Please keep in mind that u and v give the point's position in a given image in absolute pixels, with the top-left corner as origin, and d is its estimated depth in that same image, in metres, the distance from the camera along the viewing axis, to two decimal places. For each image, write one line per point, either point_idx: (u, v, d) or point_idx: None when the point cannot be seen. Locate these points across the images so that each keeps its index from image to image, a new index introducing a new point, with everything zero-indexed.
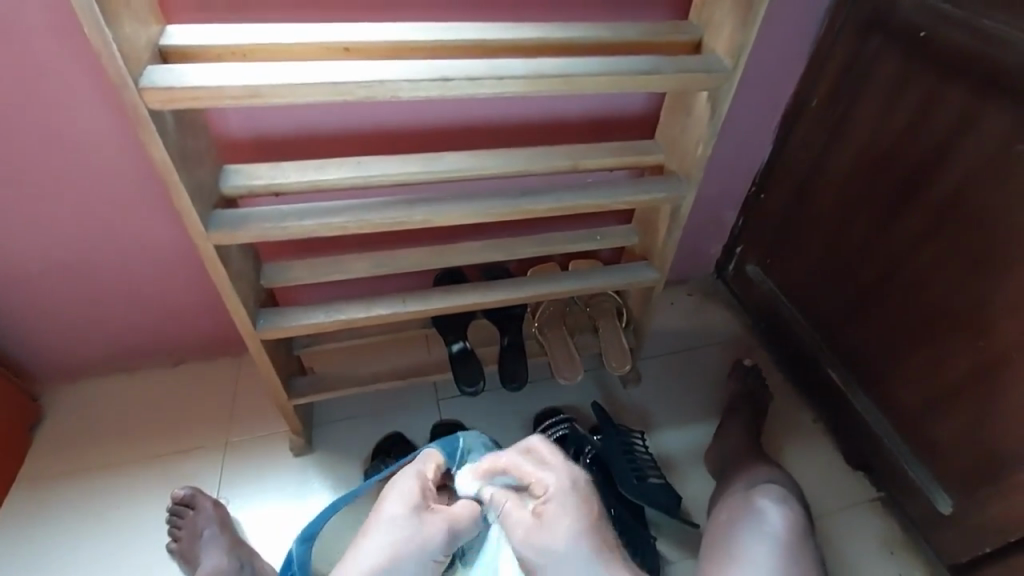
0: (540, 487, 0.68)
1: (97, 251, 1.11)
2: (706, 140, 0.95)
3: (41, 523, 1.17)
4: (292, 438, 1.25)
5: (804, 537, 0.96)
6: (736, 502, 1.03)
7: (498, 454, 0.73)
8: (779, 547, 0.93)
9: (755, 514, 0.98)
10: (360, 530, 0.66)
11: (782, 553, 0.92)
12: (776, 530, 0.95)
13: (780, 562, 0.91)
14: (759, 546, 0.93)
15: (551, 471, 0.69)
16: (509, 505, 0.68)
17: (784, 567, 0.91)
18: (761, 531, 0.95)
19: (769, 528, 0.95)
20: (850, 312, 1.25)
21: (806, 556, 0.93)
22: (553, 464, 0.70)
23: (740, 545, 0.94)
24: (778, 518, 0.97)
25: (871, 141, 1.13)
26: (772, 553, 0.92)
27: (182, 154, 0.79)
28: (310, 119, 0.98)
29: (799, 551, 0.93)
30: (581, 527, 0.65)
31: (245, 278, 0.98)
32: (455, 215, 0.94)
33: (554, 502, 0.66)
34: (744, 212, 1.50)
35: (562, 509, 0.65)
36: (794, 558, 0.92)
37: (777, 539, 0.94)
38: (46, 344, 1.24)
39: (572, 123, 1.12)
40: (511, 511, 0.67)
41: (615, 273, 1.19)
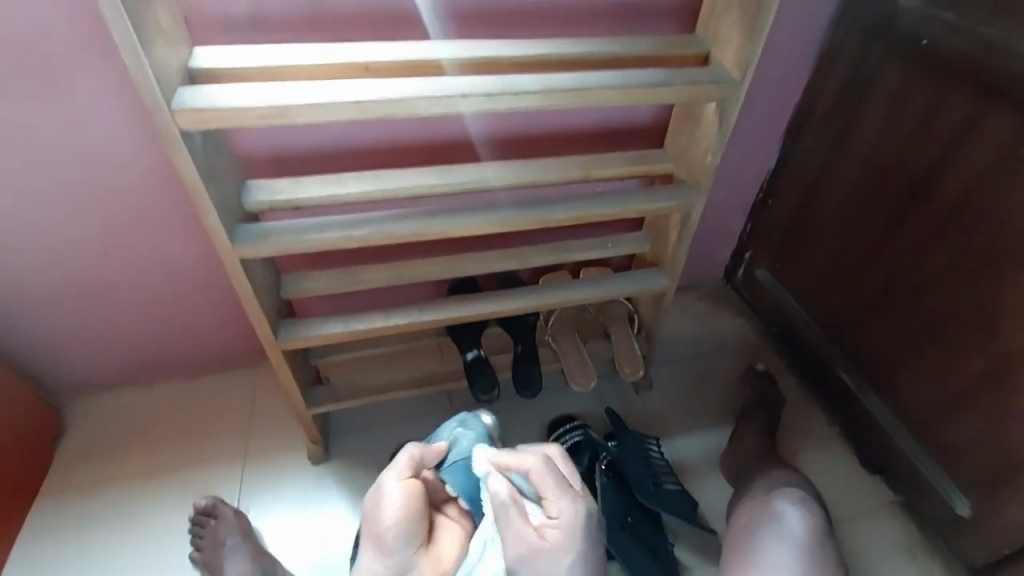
0: (556, 510, 0.77)
1: (121, 267, 1.15)
2: (715, 149, 0.97)
3: (66, 534, 1.19)
4: (310, 447, 1.27)
5: (825, 539, 0.96)
6: (755, 506, 1.03)
7: (519, 454, 0.81)
8: (802, 551, 0.93)
9: (775, 517, 0.98)
10: (372, 498, 0.87)
11: (805, 557, 0.93)
12: (797, 533, 0.95)
13: (804, 565, 0.92)
14: (781, 549, 0.94)
15: (570, 500, 0.78)
16: (517, 522, 0.76)
17: (808, 571, 0.91)
18: (782, 534, 0.95)
19: (789, 531, 0.96)
20: (859, 316, 1.26)
21: (828, 559, 0.94)
22: (570, 488, 0.79)
23: (762, 549, 0.94)
24: (799, 522, 0.97)
25: (876, 147, 1.14)
26: (795, 556, 0.93)
27: (209, 171, 0.82)
28: (328, 135, 1.01)
29: (821, 554, 0.94)
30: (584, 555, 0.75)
31: (266, 291, 1.00)
32: (471, 226, 0.96)
33: (560, 529, 0.76)
34: (752, 218, 1.51)
35: (571, 538, 0.75)
36: (818, 562, 0.93)
37: (798, 541, 0.95)
38: (72, 357, 1.27)
39: (582, 134, 1.14)
40: (516, 523, 0.76)
41: (627, 281, 1.21)
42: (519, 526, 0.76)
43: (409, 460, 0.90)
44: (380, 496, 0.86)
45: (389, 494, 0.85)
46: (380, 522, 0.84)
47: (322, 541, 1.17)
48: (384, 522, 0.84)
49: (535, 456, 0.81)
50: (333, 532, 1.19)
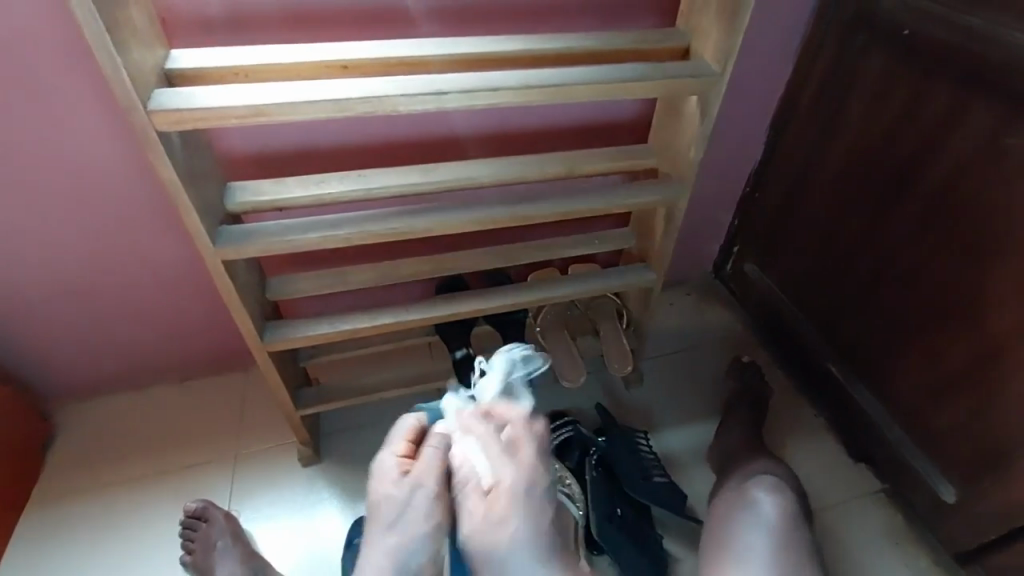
0: (493, 476, 0.64)
1: (105, 270, 1.14)
2: (697, 144, 0.97)
3: (53, 542, 1.18)
4: (300, 449, 1.26)
5: (799, 525, 0.97)
6: (730, 493, 1.04)
7: (509, 406, 0.70)
8: (773, 533, 0.94)
9: (748, 504, 0.99)
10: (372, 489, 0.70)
11: (776, 541, 0.94)
12: (767, 518, 0.96)
13: (774, 549, 0.92)
14: (753, 534, 0.95)
15: (511, 465, 0.64)
16: (470, 494, 0.65)
17: (777, 554, 0.92)
18: (755, 519, 0.97)
19: (761, 516, 0.97)
20: (846, 307, 1.27)
21: (804, 543, 0.95)
22: (522, 457, 0.65)
23: (734, 534, 0.96)
24: (771, 508, 0.98)
25: (859, 139, 1.15)
26: (765, 540, 0.93)
27: (189, 173, 0.81)
28: (310, 135, 1.01)
29: (792, 539, 0.94)
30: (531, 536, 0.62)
31: (251, 292, 1.00)
32: (455, 224, 0.96)
33: (504, 497, 0.63)
34: (739, 212, 1.52)
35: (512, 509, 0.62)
36: (788, 545, 0.93)
37: (770, 526, 0.95)
38: (57, 363, 1.26)
39: (565, 130, 1.14)
40: (470, 502, 0.65)
41: (614, 276, 1.21)
42: (471, 500, 0.65)
43: (432, 466, 0.67)
44: (398, 498, 0.67)
45: (421, 487, 0.67)
46: (387, 519, 0.67)
47: (315, 541, 1.18)
48: (381, 509, 0.68)
49: (481, 425, 0.68)
50: (326, 532, 1.19)
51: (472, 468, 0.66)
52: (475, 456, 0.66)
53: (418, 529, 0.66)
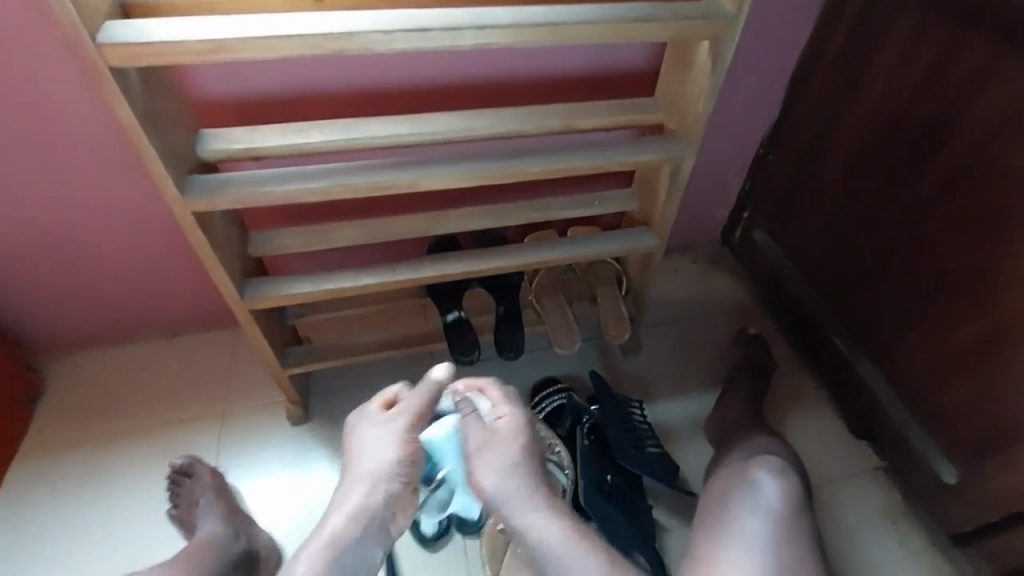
0: (498, 415, 0.81)
1: (85, 221, 1.10)
2: (706, 96, 0.89)
3: (44, 493, 1.19)
4: (288, 408, 1.25)
5: (800, 510, 0.94)
6: (729, 473, 1.00)
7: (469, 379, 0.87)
8: (773, 518, 0.91)
9: (750, 486, 0.96)
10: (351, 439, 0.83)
11: (775, 526, 0.90)
12: (769, 502, 0.93)
13: (775, 536, 0.89)
14: (752, 517, 0.91)
15: (514, 407, 0.83)
16: (471, 420, 0.81)
17: (778, 541, 0.88)
18: (756, 503, 0.93)
19: (763, 500, 0.93)
20: (858, 280, 1.20)
21: (803, 529, 0.92)
22: (518, 405, 0.84)
23: (734, 519, 0.91)
24: (774, 491, 0.94)
25: (880, 99, 1.07)
26: (764, 524, 0.90)
27: (152, 115, 0.75)
28: (290, 79, 0.95)
29: (793, 524, 0.91)
30: (519, 462, 0.78)
31: (229, 248, 0.96)
32: (440, 179, 0.89)
33: (507, 423, 0.81)
34: (751, 176, 1.44)
35: (512, 438, 0.79)
36: (790, 533, 0.90)
37: (771, 511, 0.92)
38: (45, 315, 1.25)
39: (565, 80, 1.06)
40: (471, 423, 0.81)
41: (613, 240, 1.16)
42: (471, 426, 0.81)
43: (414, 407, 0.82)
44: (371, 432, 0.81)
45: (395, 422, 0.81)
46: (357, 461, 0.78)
47: (301, 499, 1.18)
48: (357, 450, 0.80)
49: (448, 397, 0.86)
50: (312, 490, 1.19)
51: (478, 407, 0.83)
52: (480, 404, 0.84)
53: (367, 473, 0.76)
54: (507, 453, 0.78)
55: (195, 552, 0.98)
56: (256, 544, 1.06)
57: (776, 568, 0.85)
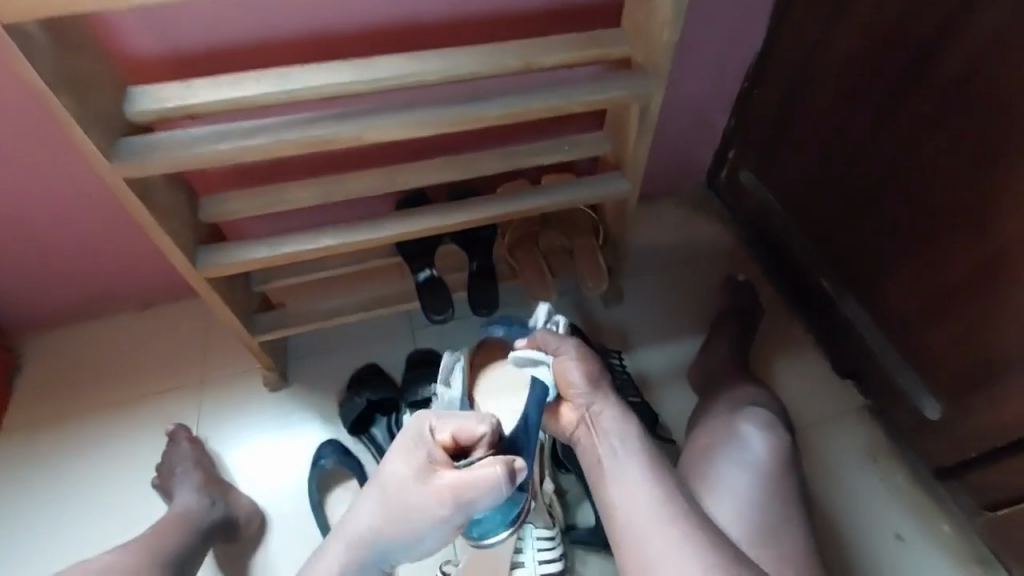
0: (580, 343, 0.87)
1: (33, 194, 1.06)
2: (672, 22, 0.82)
3: (31, 468, 1.21)
4: (264, 374, 1.24)
5: (786, 463, 0.90)
6: (713, 428, 0.96)
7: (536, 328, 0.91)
8: (758, 474, 0.88)
9: (735, 441, 0.92)
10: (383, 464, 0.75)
11: (760, 483, 0.87)
12: (755, 457, 0.90)
13: (759, 490, 0.87)
14: (737, 473, 0.88)
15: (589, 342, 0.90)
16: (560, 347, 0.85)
17: (761, 496, 0.86)
18: (741, 459, 0.90)
19: (748, 456, 0.90)
20: (846, 218, 1.15)
21: (789, 483, 0.89)
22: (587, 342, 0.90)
23: (716, 475, 0.89)
24: (761, 446, 0.91)
25: (868, 20, 0.98)
26: (749, 480, 0.87)
27: (65, 74, 0.70)
28: (221, 27, 0.88)
29: (779, 478, 0.88)
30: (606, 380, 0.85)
31: (178, 215, 0.92)
32: (388, 129, 0.84)
33: (590, 351, 0.87)
34: (736, 112, 1.35)
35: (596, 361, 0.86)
36: (773, 488, 0.87)
37: (757, 467, 0.89)
38: (9, 293, 1.22)
39: (523, 14, 0.98)
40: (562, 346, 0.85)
41: (583, 188, 1.10)
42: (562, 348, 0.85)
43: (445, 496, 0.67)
44: (399, 485, 0.72)
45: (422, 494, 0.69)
46: (375, 511, 0.75)
47: (281, 463, 1.19)
48: (377, 495, 0.75)
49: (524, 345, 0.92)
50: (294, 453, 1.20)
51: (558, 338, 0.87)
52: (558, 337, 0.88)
53: (379, 528, 0.75)
54: (593, 372, 0.84)
55: (171, 523, 1.01)
56: (234, 511, 1.10)
57: (759, 523, 0.84)
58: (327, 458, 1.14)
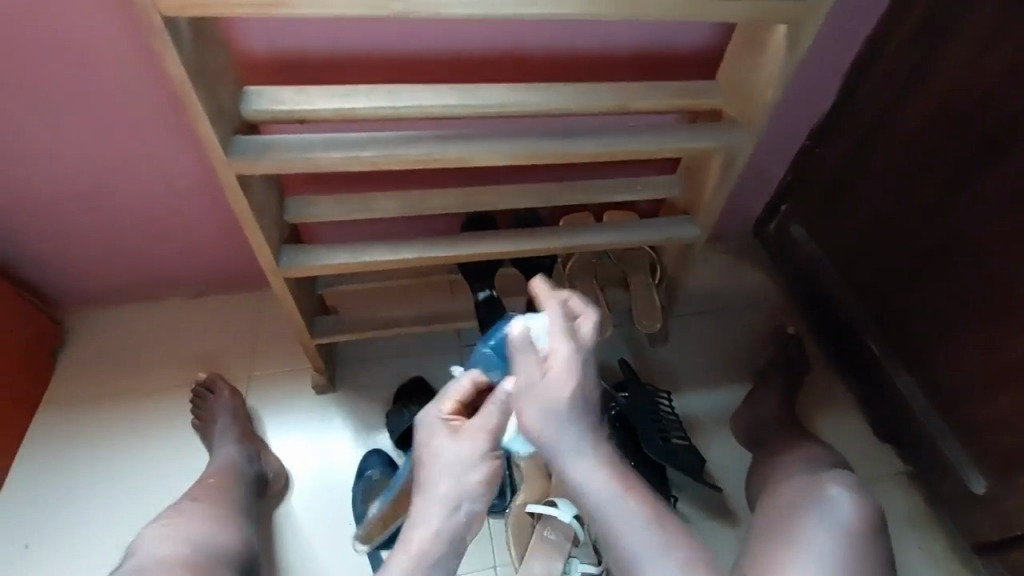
0: (550, 352, 0.69)
1: (115, 175, 1.07)
2: (777, 83, 0.85)
3: (69, 445, 1.20)
4: (314, 376, 1.24)
5: (874, 530, 0.90)
6: (799, 486, 0.98)
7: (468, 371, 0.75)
8: (848, 537, 0.88)
9: (822, 501, 0.92)
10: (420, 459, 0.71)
11: (850, 545, 0.87)
12: (844, 518, 0.89)
13: (844, 554, 0.86)
14: (825, 533, 0.88)
15: (569, 343, 0.69)
16: (524, 362, 0.68)
17: (850, 559, 0.86)
18: (829, 520, 0.89)
19: (837, 517, 0.90)
20: (900, 284, 1.18)
21: (876, 551, 0.88)
22: (566, 339, 0.69)
23: (803, 533, 0.89)
24: (849, 509, 0.90)
25: (946, 100, 1.02)
26: (839, 542, 0.87)
27: (202, 71, 0.71)
28: (337, 39, 0.90)
29: (867, 544, 0.88)
30: (573, 407, 0.68)
31: (270, 214, 0.93)
32: (492, 155, 0.86)
33: (559, 366, 0.68)
34: (794, 168, 1.38)
35: (566, 381, 0.68)
36: (860, 552, 0.87)
37: (846, 529, 0.88)
38: (68, 268, 1.23)
39: (620, 56, 1.01)
40: (522, 362, 0.68)
41: (653, 228, 1.12)
42: (522, 361, 0.68)
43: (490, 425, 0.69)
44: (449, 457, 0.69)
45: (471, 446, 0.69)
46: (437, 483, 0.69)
47: (323, 466, 1.19)
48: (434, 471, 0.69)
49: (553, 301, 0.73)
50: (337, 458, 1.20)
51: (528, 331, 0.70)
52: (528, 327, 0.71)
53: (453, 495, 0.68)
54: (557, 406, 0.67)
55: (217, 475, 1.04)
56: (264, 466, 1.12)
57: None
58: (374, 468, 1.14)
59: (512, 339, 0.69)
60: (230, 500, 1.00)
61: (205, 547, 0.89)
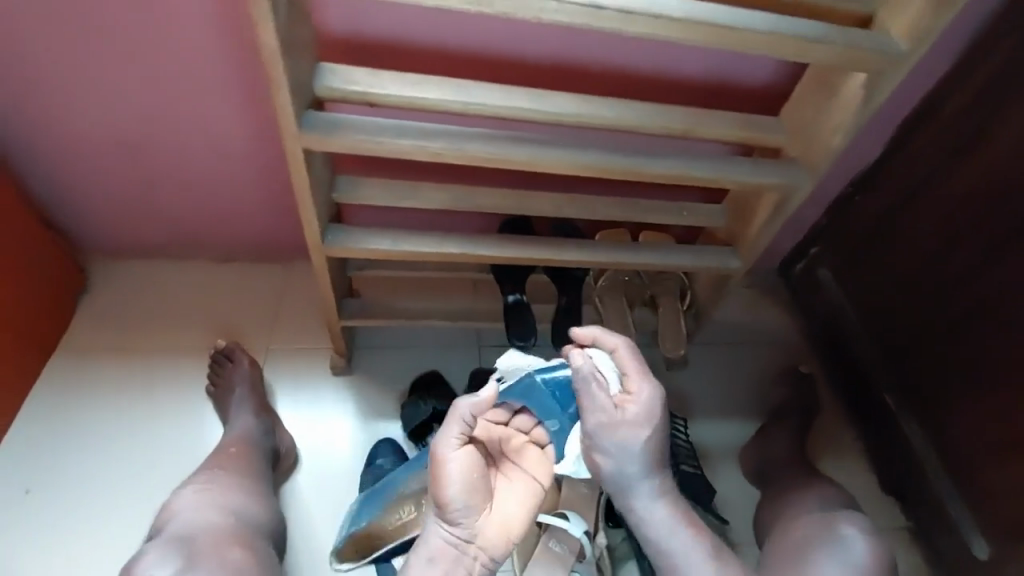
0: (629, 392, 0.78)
1: (167, 130, 1.07)
2: (847, 130, 0.87)
3: (80, 392, 1.19)
4: (333, 356, 1.23)
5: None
6: (812, 525, 1.00)
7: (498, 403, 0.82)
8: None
9: (837, 542, 0.94)
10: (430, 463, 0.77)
11: None
12: (856, 558, 0.92)
13: None
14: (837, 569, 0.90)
15: (649, 384, 0.79)
16: (599, 396, 0.77)
17: None
18: (842, 559, 0.92)
19: (850, 557, 0.92)
20: (922, 341, 1.18)
21: None
22: (642, 380, 0.78)
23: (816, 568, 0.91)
24: (862, 551, 0.93)
25: (997, 166, 1.02)
26: None
27: (290, 42, 0.71)
28: (414, 27, 0.90)
29: None
30: (643, 447, 0.79)
31: (322, 192, 0.93)
32: (555, 163, 0.86)
33: (637, 407, 0.78)
34: (829, 212, 1.37)
35: (642, 425, 0.78)
36: None
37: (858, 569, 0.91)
38: (101, 217, 1.21)
39: (687, 81, 1.02)
40: (596, 397, 0.77)
41: (690, 254, 1.12)
42: (596, 397, 0.77)
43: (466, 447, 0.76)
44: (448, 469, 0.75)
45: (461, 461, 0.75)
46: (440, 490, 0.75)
47: (330, 448, 1.18)
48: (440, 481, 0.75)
49: (617, 341, 0.80)
50: (347, 442, 1.19)
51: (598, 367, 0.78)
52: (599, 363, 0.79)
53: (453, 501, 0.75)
54: (628, 449, 0.79)
55: (237, 446, 1.06)
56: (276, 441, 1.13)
57: None
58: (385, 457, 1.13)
59: (578, 371, 0.77)
60: (254, 472, 1.04)
61: (239, 511, 0.95)
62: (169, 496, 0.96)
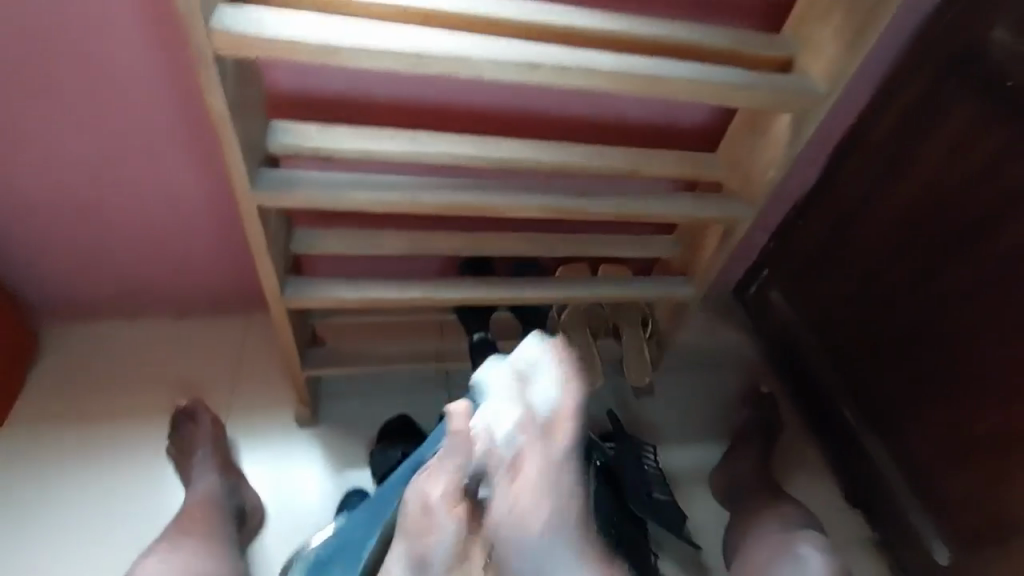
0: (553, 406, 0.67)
1: (119, 189, 1.06)
2: (780, 164, 0.93)
3: (29, 465, 1.13)
4: (297, 408, 1.21)
5: None
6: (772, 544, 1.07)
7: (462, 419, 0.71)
8: None
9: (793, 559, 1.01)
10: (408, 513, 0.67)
11: None
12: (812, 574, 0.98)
13: None
14: None
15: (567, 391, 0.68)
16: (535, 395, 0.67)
17: None
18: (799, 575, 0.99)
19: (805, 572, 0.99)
20: (873, 356, 1.23)
21: None
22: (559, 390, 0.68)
23: None
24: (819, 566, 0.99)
25: (923, 191, 1.10)
26: None
27: (239, 105, 0.74)
28: (364, 83, 0.93)
29: None
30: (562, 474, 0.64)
31: (279, 245, 0.93)
32: (508, 207, 0.89)
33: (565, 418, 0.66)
34: (776, 236, 1.43)
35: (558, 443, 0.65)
36: None
37: None
38: (49, 279, 1.18)
39: (630, 123, 1.07)
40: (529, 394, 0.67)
41: (648, 285, 1.16)
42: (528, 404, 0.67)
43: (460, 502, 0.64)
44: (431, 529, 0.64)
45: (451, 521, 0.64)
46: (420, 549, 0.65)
47: (300, 505, 1.14)
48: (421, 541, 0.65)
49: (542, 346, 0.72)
50: (316, 496, 1.16)
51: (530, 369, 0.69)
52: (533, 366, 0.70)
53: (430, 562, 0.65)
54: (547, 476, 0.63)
55: (200, 509, 1.03)
56: (242, 499, 1.09)
57: None
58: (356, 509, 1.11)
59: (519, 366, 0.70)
60: (219, 535, 1.00)
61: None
62: (133, 564, 0.94)
